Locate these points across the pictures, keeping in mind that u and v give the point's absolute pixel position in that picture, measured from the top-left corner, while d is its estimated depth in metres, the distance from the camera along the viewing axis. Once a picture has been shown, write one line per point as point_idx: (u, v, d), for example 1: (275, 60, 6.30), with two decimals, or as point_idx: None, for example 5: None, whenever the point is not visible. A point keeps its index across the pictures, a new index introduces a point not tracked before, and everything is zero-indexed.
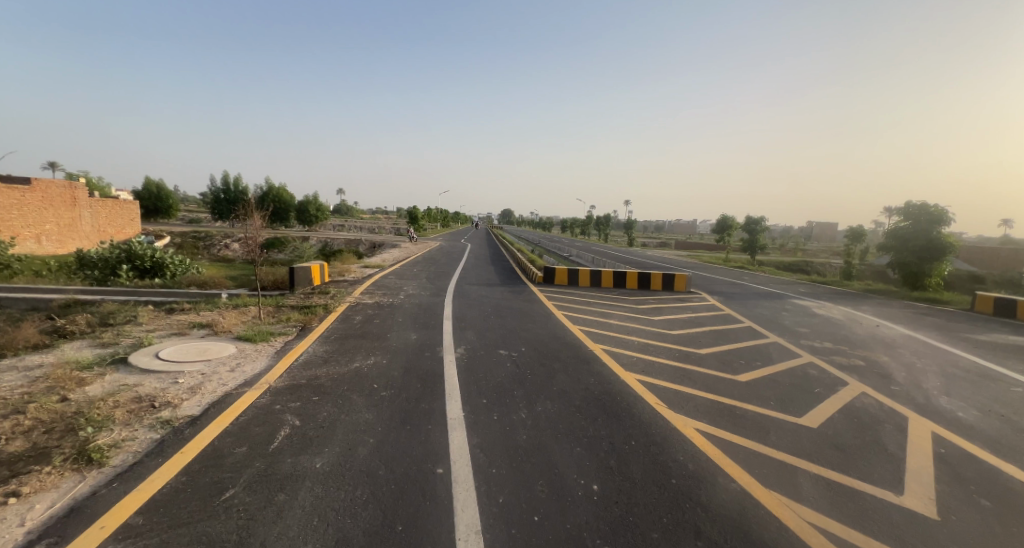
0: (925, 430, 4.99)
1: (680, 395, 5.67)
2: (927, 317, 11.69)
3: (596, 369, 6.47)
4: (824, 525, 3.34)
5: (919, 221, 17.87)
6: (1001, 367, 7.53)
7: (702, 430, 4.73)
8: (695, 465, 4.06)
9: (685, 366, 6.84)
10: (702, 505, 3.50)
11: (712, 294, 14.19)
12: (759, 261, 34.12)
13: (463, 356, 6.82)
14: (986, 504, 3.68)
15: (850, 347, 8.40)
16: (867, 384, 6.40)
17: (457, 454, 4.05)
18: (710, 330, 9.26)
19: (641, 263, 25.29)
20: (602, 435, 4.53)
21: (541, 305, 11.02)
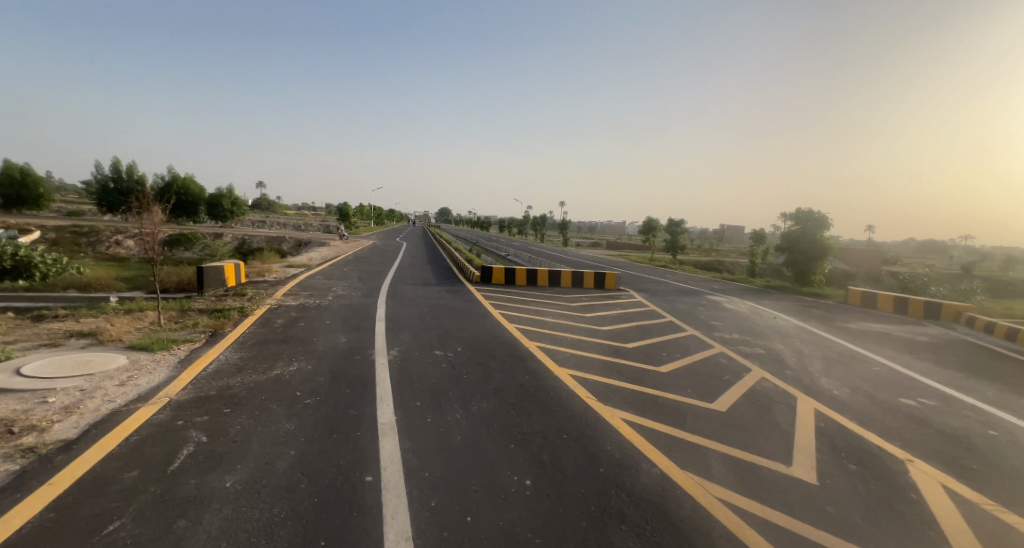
0: (809, 407, 5.64)
1: (608, 387, 5.93)
2: (814, 309, 13.27)
3: (532, 366, 6.59)
4: (729, 498, 3.64)
5: (806, 225, 20.16)
6: (868, 350, 8.77)
7: (627, 420, 4.96)
8: (621, 453, 4.25)
9: (613, 359, 7.16)
10: (628, 491, 3.67)
11: (639, 292, 15.01)
12: (680, 260, 36.61)
13: (396, 358, 6.61)
14: (852, 467, 4.24)
15: (753, 337, 9.30)
16: (766, 369, 7.12)
17: (387, 460, 3.91)
18: (636, 325, 9.79)
19: (574, 262, 26.12)
20: (537, 430, 4.61)
21: (476, 304, 11.01)
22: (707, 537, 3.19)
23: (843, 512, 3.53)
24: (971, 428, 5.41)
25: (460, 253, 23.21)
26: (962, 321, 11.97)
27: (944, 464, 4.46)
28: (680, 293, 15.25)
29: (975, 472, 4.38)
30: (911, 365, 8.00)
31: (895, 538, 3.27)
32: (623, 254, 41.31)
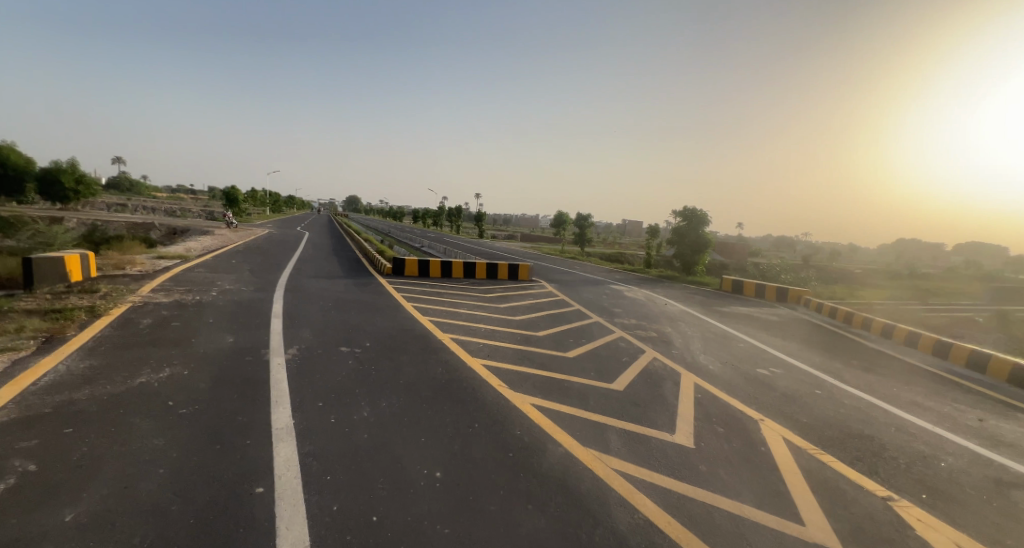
0: (691, 382, 6.23)
1: (518, 374, 5.98)
2: (696, 296, 14.79)
3: (444, 358, 6.41)
4: (623, 468, 3.86)
5: (690, 221, 22.34)
6: (736, 330, 9.96)
7: (537, 405, 5.02)
8: (530, 437, 4.30)
9: (523, 347, 7.26)
10: (536, 472, 3.71)
11: (550, 282, 15.47)
12: (587, 253, 38.52)
13: (296, 358, 6.00)
14: (720, 430, 4.75)
15: (648, 321, 10.07)
16: (657, 350, 7.73)
17: (282, 468, 3.52)
18: (545, 314, 10.06)
19: (488, 254, 26.20)
20: (449, 422, 4.47)
21: (385, 297, 10.51)
22: (604, 506, 3.33)
23: (713, 469, 3.93)
24: (806, 390, 6.41)
25: (369, 244, 22.04)
26: (803, 303, 14.10)
27: (789, 422, 5.21)
28: (586, 283, 16.02)
29: (811, 426, 5.17)
30: (768, 341, 9.24)
31: (752, 487, 3.72)
32: (534, 246, 42.47)
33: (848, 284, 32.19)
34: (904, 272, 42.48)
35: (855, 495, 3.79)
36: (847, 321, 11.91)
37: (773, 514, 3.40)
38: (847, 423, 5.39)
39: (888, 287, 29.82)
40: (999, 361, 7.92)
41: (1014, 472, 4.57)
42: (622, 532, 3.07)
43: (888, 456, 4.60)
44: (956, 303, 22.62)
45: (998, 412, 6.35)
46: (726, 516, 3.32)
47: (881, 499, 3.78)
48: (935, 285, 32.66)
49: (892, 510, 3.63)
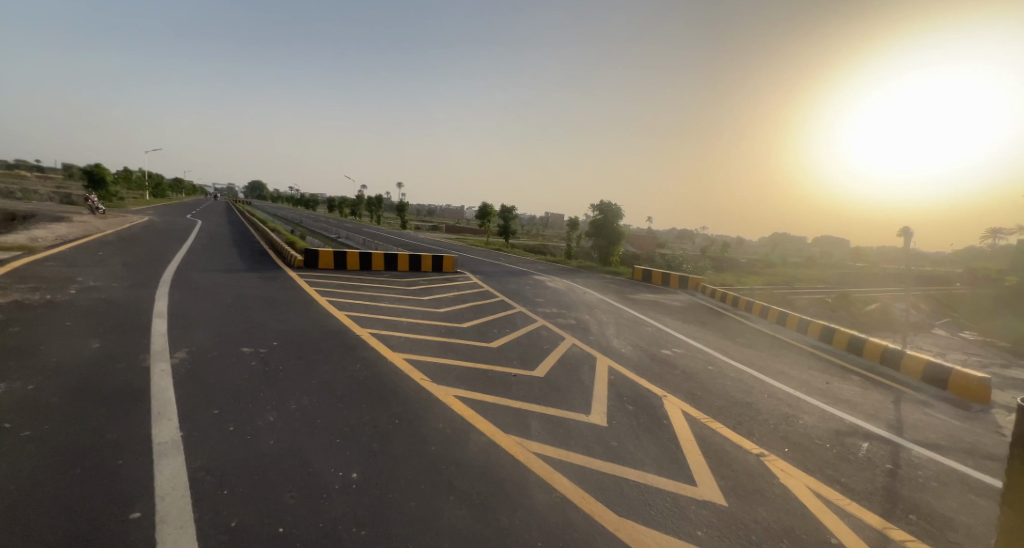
0: (605, 365, 6.39)
1: (441, 366, 5.54)
2: (612, 284, 15.47)
3: (363, 354, 5.58)
4: (543, 451, 3.68)
5: (606, 215, 23.33)
6: (646, 315, 10.50)
7: (462, 397, 4.56)
8: (451, 427, 3.82)
9: (446, 339, 6.93)
10: (459, 463, 3.30)
11: (474, 273, 15.20)
12: (511, 244, 38.80)
13: (185, 364, 4.80)
14: (630, 407, 4.90)
15: (568, 310, 10.24)
16: (577, 337, 7.85)
17: (166, 488, 2.75)
18: (469, 306, 9.80)
19: (409, 245, 25.23)
20: (368, 419, 3.79)
21: (294, 291, 9.53)
22: (523, 489, 3.09)
23: (623, 444, 3.98)
24: (700, 367, 6.90)
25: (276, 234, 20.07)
26: (700, 290, 15.31)
27: (687, 396, 5.52)
28: (510, 274, 15.99)
29: (706, 398, 5.54)
30: (672, 324, 9.85)
31: (655, 457, 3.81)
32: (458, 238, 41.89)
33: (741, 273, 35.89)
34: (784, 260, 48.39)
35: (738, 455, 4.07)
36: (735, 305, 13.12)
37: (672, 479, 3.49)
38: (735, 394, 5.85)
39: (771, 275, 33.75)
40: (842, 334, 9.12)
41: (850, 423, 5.29)
42: (540, 514, 2.84)
43: (763, 419, 5.06)
44: (822, 288, 26.19)
45: (841, 376, 7.33)
46: (632, 485, 3.32)
47: (756, 456, 4.12)
48: (806, 272, 37.64)
49: (762, 464, 3.96)
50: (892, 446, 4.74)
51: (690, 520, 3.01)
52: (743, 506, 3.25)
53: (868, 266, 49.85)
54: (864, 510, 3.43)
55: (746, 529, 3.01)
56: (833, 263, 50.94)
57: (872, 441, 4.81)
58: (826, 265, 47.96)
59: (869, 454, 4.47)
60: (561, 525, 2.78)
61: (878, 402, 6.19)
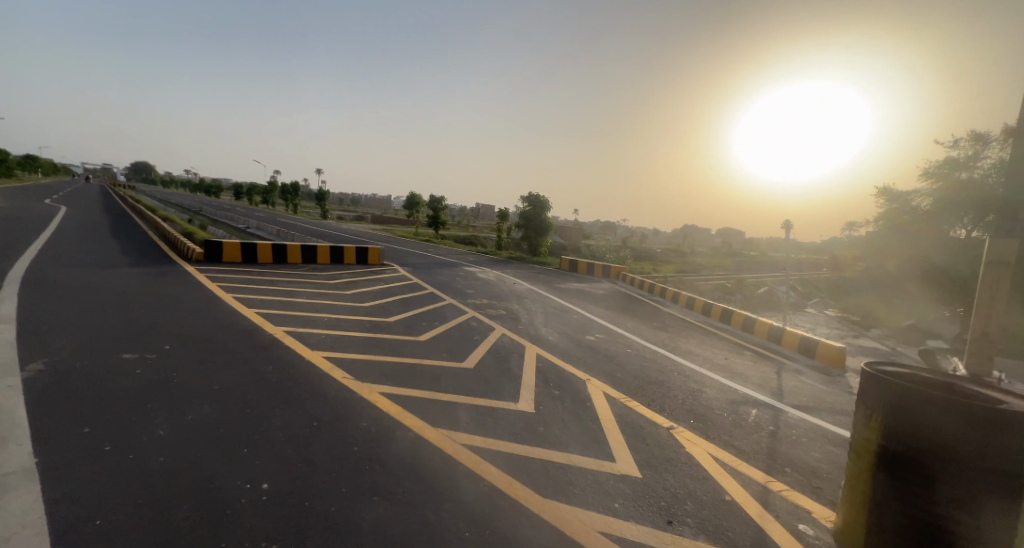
0: (534, 353, 6.61)
1: (366, 364, 5.31)
2: (540, 275, 15.90)
3: (276, 355, 5.23)
4: (472, 442, 3.72)
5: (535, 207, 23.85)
6: (572, 304, 10.96)
7: (386, 394, 4.45)
8: (377, 426, 3.70)
9: (372, 335, 6.68)
10: (383, 462, 3.19)
11: (402, 265, 14.76)
12: (441, 235, 38.13)
13: (49, 378, 4.16)
14: (556, 393, 5.14)
15: (498, 300, 10.40)
16: (506, 327, 8.01)
17: (16, 525, 2.35)
18: (396, 299, 9.55)
19: (330, 236, 23.84)
20: (281, 425, 3.56)
21: (196, 288, 8.59)
22: (450, 481, 3.06)
23: (550, 429, 4.17)
24: (621, 350, 7.39)
25: (171, 223, 17.91)
26: (621, 278, 16.27)
27: (608, 378, 5.90)
28: (440, 266, 15.75)
29: (626, 379, 5.97)
30: (596, 312, 10.40)
31: (580, 439, 4.04)
32: (383, 228, 40.39)
33: (657, 261, 38.56)
34: (693, 250, 52.87)
35: (651, 430, 4.46)
36: (651, 291, 14.14)
37: (594, 457, 3.73)
38: (650, 374, 6.36)
39: (683, 262, 36.70)
40: (738, 314, 10.23)
41: (743, 393, 6.02)
42: (466, 502, 2.84)
43: (673, 396, 5.57)
44: (725, 274, 28.99)
45: (736, 352, 8.26)
46: (557, 467, 3.49)
47: (667, 429, 4.54)
48: (712, 260, 41.51)
49: (672, 436, 4.39)
50: (775, 410, 5.46)
51: (609, 494, 3.19)
52: (655, 476, 3.54)
53: (761, 253, 56.24)
54: (753, 468, 3.92)
55: (657, 495, 3.25)
56: (733, 252, 56.60)
57: (760, 408, 5.51)
58: (728, 254, 53.17)
59: (756, 419, 5.12)
60: (489, 511, 2.78)
61: (766, 373, 7.09)
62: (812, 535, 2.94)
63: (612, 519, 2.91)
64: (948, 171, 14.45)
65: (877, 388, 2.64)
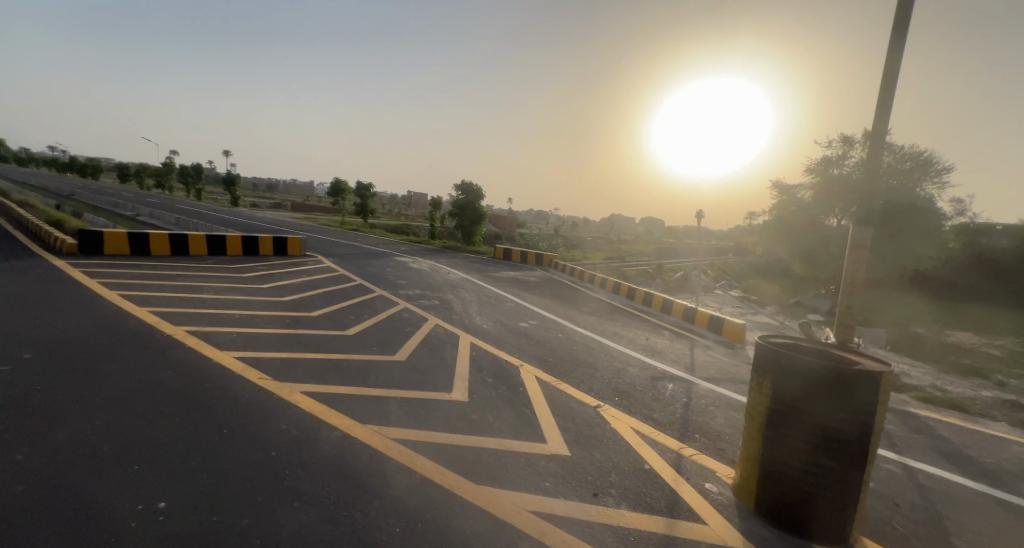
0: (468, 342, 6.64)
1: (287, 363, 5.01)
2: (474, 264, 15.90)
3: (178, 358, 4.76)
4: (403, 435, 3.68)
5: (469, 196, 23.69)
6: (505, 292, 11.13)
7: (309, 393, 4.25)
8: (298, 428, 3.53)
9: (293, 331, 6.29)
10: (303, 466, 3.04)
11: (327, 256, 13.98)
12: (370, 223, 36.61)
13: None
14: (490, 380, 5.23)
15: (432, 290, 10.28)
16: (439, 317, 7.95)
17: None
18: (321, 292, 9.07)
19: (243, 225, 21.90)
20: (182, 436, 3.26)
21: (75, 286, 7.50)
22: (380, 478, 3.01)
23: (483, 417, 4.25)
24: (552, 335, 7.66)
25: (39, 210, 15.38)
26: (553, 266, 16.71)
27: (540, 363, 6.10)
28: (369, 256, 15.14)
29: (556, 363, 6.21)
30: (528, 298, 10.66)
31: (512, 424, 4.16)
32: (305, 216, 37.93)
33: (586, 249, 40.10)
34: (619, 238, 55.63)
35: (579, 409, 4.70)
36: (579, 278, 14.72)
37: (526, 440, 3.87)
38: (579, 356, 6.68)
39: (609, 250, 38.56)
40: (658, 297, 11.00)
41: (662, 369, 6.53)
42: (397, 498, 2.81)
43: (600, 375, 5.90)
44: (647, 260, 30.92)
45: (656, 332, 8.90)
46: (491, 453, 3.57)
47: (594, 408, 4.81)
48: (636, 247, 44.09)
49: (598, 414, 4.66)
50: (688, 383, 6.00)
51: (541, 474, 3.34)
52: (582, 453, 3.75)
53: (679, 241, 60.63)
54: (669, 438, 4.28)
55: (584, 471, 3.45)
56: (655, 239, 60.44)
57: (675, 382, 6.03)
58: (650, 241, 56.63)
59: (673, 393, 5.58)
60: (421, 504, 2.78)
61: (682, 350, 7.73)
62: (716, 491, 3.29)
63: (543, 498, 3.05)
64: (824, 167, 17.02)
65: (765, 357, 3.01)
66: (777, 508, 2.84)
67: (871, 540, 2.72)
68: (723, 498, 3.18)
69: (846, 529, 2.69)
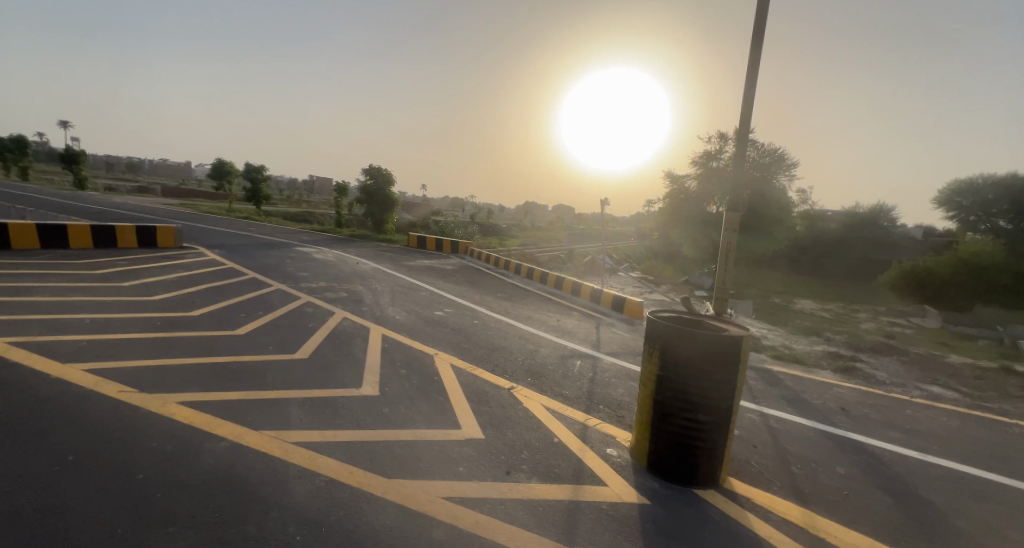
0: (378, 334, 6.42)
1: (161, 372, 4.41)
2: (385, 253, 15.33)
3: (5, 377, 3.95)
4: (305, 438, 3.47)
5: (378, 181, 22.62)
6: (419, 280, 10.91)
7: (190, 404, 3.81)
8: (174, 444, 3.15)
9: (169, 335, 5.55)
10: (180, 485, 2.72)
11: (211, 248, 12.45)
12: (264, 210, 33.32)
13: None
14: (402, 371, 5.13)
15: (338, 282, 9.73)
16: (347, 309, 7.57)
17: None
18: (205, 288, 8.11)
19: (99, 213, 18.61)
20: (10, 471, 2.72)
21: None
22: (276, 486, 2.81)
23: (395, 409, 4.16)
24: (468, 322, 7.71)
25: None
26: (468, 254, 16.68)
27: (454, 350, 6.11)
28: (264, 247, 13.84)
29: (472, 350, 6.25)
30: (443, 286, 10.57)
31: (425, 413, 4.14)
32: (185, 203, 33.44)
33: (499, 236, 40.61)
34: (531, 225, 57.17)
35: (493, 392, 4.81)
36: (494, 265, 14.89)
37: (440, 428, 3.88)
38: (494, 341, 6.81)
39: (521, 236, 39.48)
40: (568, 280, 11.55)
41: (571, 348, 6.90)
42: (296, 505, 2.65)
43: (515, 358, 6.09)
44: (558, 245, 32.25)
45: (567, 313, 9.34)
46: (402, 445, 3.53)
47: (508, 389, 4.96)
48: (548, 234, 45.59)
49: (512, 395, 4.82)
50: (594, 359, 6.43)
51: (454, 460, 3.38)
52: (496, 434, 3.85)
53: (586, 227, 64.03)
54: (577, 411, 4.57)
55: (497, 452, 3.55)
56: (564, 225, 63.09)
57: (583, 359, 6.42)
58: (561, 227, 59.03)
59: (581, 369, 5.94)
60: (324, 507, 2.66)
61: (589, 329, 8.24)
62: (616, 455, 3.59)
63: (456, 482, 3.09)
64: (705, 160, 19.01)
65: (654, 331, 3.32)
66: (664, 464, 3.18)
67: (736, 480, 3.17)
68: (622, 460, 3.49)
69: (717, 473, 3.09)
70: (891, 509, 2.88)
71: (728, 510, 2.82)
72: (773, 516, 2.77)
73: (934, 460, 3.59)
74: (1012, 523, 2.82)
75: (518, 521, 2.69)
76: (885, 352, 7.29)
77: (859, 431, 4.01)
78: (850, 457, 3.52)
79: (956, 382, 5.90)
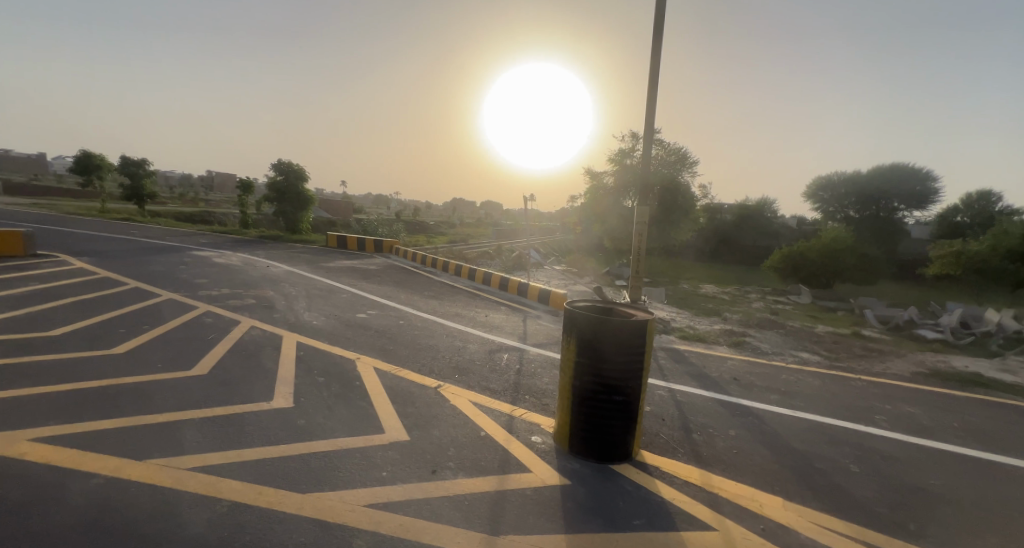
0: (291, 341, 5.99)
1: (14, 405, 3.73)
2: (299, 254, 14.32)
3: None
4: (203, 463, 3.14)
5: (288, 177, 20.98)
6: (337, 282, 10.34)
7: (53, 439, 3.26)
8: (33, 488, 2.68)
9: (24, 361, 4.70)
10: (40, 534, 2.32)
11: (81, 256, 10.72)
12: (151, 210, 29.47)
13: None
14: (320, 379, 4.84)
15: (243, 288, 8.92)
16: (253, 317, 6.96)
17: None
18: (73, 302, 7.00)
19: None
20: None
21: None
22: (166, 520, 2.51)
23: (311, 419, 3.92)
24: (391, 323, 7.45)
25: None
26: (392, 253, 16.11)
27: (377, 353, 5.89)
28: (152, 252, 12.24)
29: (396, 351, 6.07)
30: (365, 287, 10.12)
31: (345, 420, 3.95)
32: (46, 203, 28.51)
33: (423, 233, 39.71)
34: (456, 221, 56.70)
35: (419, 392, 4.72)
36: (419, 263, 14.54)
37: (362, 434, 3.73)
38: (420, 340, 6.66)
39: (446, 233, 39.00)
40: (495, 276, 11.62)
41: (499, 342, 6.97)
42: (192, 537, 2.39)
43: (441, 356, 6.01)
44: (483, 241, 32.35)
45: (494, 308, 9.41)
46: (319, 456, 3.33)
47: (434, 388, 4.88)
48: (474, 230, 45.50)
49: (438, 393, 4.75)
50: (520, 351, 6.55)
51: (377, 465, 3.26)
52: (422, 434, 3.78)
53: (509, 222, 64.88)
54: (503, 404, 4.62)
55: (423, 452, 3.49)
56: (489, 221, 63.38)
57: (510, 352, 6.51)
58: (485, 223, 59.18)
59: (508, 362, 6.02)
60: (226, 534, 2.43)
61: (516, 322, 8.38)
62: (541, 442, 3.70)
63: (380, 488, 2.99)
64: (620, 157, 20.08)
65: (570, 320, 3.45)
66: (585, 445, 3.33)
67: (648, 452, 3.42)
68: (546, 446, 3.61)
69: (631, 447, 3.32)
70: (770, 461, 3.29)
71: (640, 480, 3.03)
72: (677, 480, 3.03)
73: (803, 414, 4.16)
74: (859, 460, 3.35)
75: (444, 519, 2.67)
76: (773, 327, 8.27)
77: (746, 397, 4.52)
78: (740, 420, 3.96)
79: (826, 349, 6.87)
